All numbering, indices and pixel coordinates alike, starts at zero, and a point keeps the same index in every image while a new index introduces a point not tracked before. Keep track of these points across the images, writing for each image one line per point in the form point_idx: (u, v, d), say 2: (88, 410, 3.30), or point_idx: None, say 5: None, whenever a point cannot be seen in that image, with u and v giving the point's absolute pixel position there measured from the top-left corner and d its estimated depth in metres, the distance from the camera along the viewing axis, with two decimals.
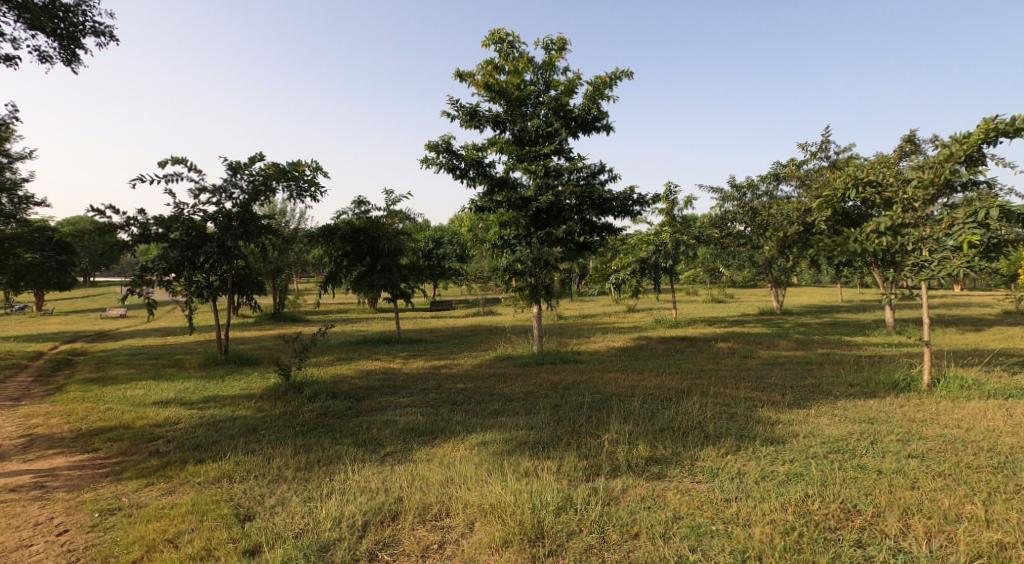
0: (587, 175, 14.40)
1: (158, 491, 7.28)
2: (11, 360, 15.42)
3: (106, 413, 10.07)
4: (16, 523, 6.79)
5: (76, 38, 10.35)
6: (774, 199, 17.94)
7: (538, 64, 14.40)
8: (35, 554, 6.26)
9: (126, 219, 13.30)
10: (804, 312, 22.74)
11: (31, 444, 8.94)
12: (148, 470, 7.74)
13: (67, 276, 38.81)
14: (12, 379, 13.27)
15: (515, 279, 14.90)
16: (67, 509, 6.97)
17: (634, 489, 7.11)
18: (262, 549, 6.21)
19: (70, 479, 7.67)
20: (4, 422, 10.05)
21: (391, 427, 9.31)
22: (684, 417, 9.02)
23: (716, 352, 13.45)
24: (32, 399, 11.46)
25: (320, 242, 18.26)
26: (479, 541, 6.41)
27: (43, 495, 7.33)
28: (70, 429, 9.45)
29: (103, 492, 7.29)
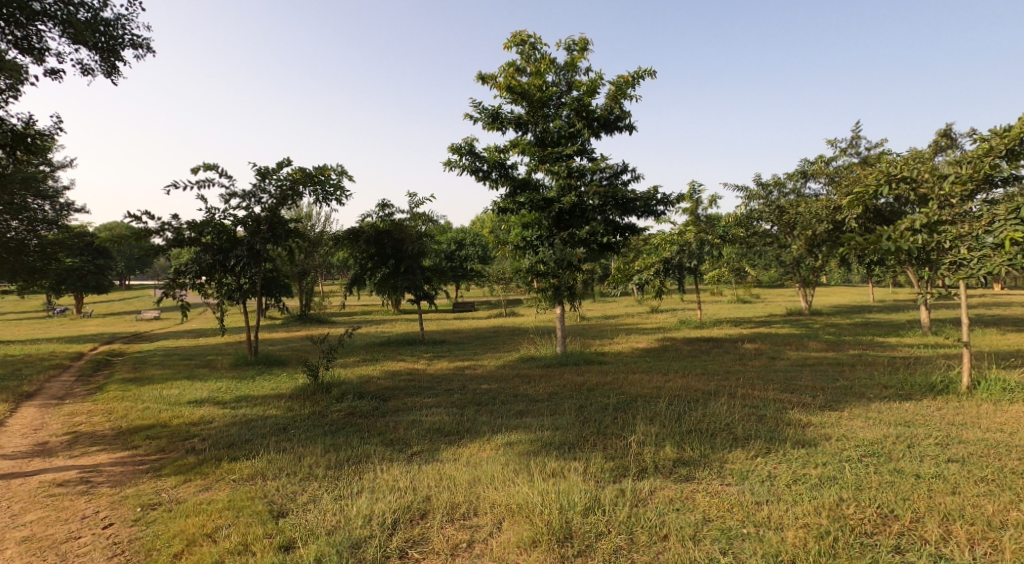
0: (610, 175, 14.38)
1: (195, 487, 7.42)
2: (53, 361, 15.84)
3: (143, 412, 10.29)
4: (64, 516, 6.98)
5: (116, 51, 10.62)
6: (802, 197, 17.73)
7: (560, 65, 14.41)
8: (82, 547, 6.43)
9: (160, 224, 13.58)
10: (835, 312, 22.42)
11: (75, 441, 9.19)
12: (185, 467, 7.91)
13: (106, 281, 39.65)
14: (53, 379, 13.63)
15: (538, 279, 14.93)
16: (110, 504, 7.15)
17: (662, 491, 7.10)
18: (296, 545, 6.31)
19: (112, 475, 7.86)
20: (49, 420, 10.33)
21: (418, 427, 9.38)
22: (712, 419, 8.97)
23: (743, 353, 13.35)
24: (74, 398, 11.77)
25: (345, 244, 18.49)
26: (509, 540, 6.45)
27: (87, 489, 7.53)
28: (111, 427, 9.69)
29: (144, 488, 7.45)
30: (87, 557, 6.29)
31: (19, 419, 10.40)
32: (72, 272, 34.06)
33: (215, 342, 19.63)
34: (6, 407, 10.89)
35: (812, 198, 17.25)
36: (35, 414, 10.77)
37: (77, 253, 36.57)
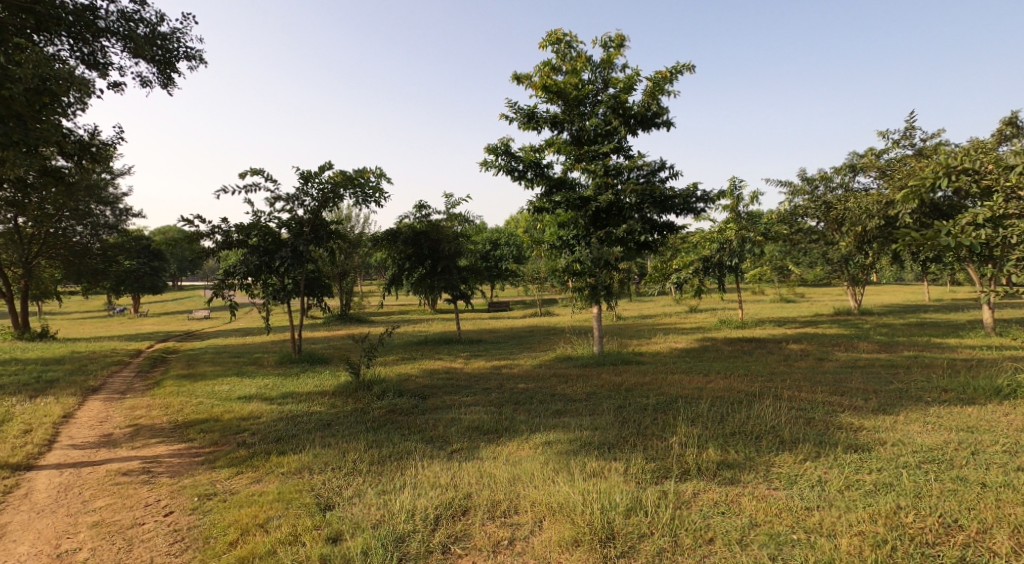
0: (647, 173, 14.21)
1: (247, 479, 7.58)
2: (112, 357, 16.39)
3: (197, 406, 10.57)
4: (129, 503, 7.21)
5: (172, 63, 10.98)
6: (850, 191, 17.18)
7: (596, 62, 14.26)
8: (146, 532, 6.63)
9: (210, 228, 13.93)
10: (886, 312, 21.66)
11: (136, 433, 9.49)
12: (237, 460, 8.08)
13: (162, 282, 41.05)
14: (114, 374, 14.11)
15: (573, 279, 14.88)
16: (171, 493, 7.36)
17: (706, 494, 6.97)
18: (343, 537, 6.38)
19: (171, 466, 8.08)
20: (111, 413, 10.67)
21: (457, 425, 9.39)
22: (756, 421, 8.75)
23: (788, 354, 12.99)
24: (134, 392, 12.15)
25: (383, 245, 18.68)
26: (550, 540, 6.40)
27: (149, 479, 7.75)
28: (168, 420, 9.97)
29: (200, 479, 7.65)
30: (151, 543, 6.48)
31: (86, 412, 10.78)
32: (126, 273, 35.45)
33: (261, 340, 20.08)
34: (72, 400, 11.30)
35: (862, 192, 16.64)
36: (98, 407, 11.15)
37: (133, 256, 38.11)
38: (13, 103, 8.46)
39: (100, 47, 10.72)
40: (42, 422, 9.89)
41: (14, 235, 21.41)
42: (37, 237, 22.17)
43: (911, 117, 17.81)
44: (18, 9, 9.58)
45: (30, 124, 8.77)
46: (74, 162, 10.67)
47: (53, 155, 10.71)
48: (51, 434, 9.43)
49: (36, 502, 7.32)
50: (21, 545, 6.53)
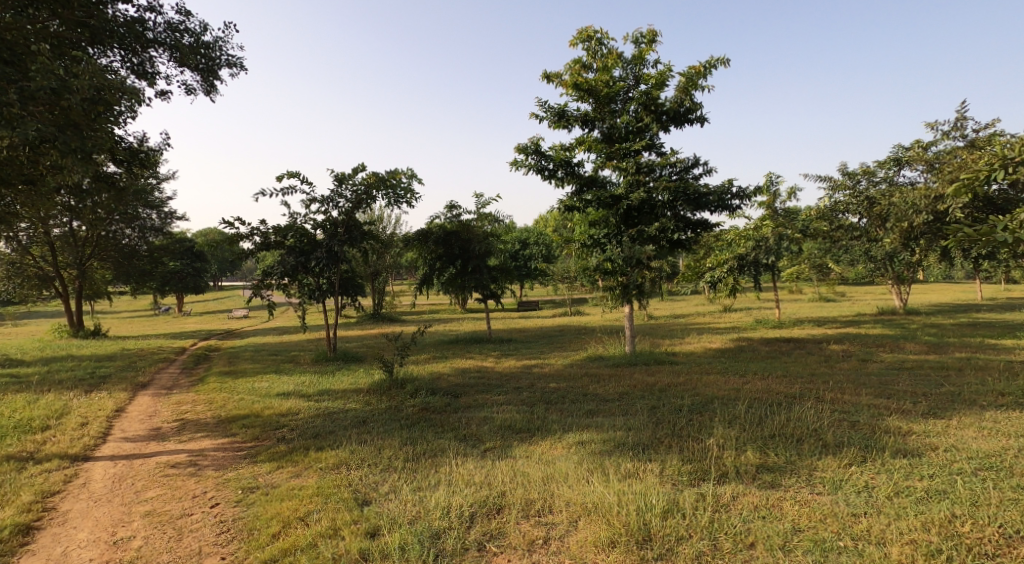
0: (680, 170, 13.97)
1: (287, 473, 7.66)
2: (158, 354, 16.78)
3: (238, 402, 10.72)
4: (177, 495, 7.36)
5: (214, 71, 11.30)
6: (895, 185, 16.70)
7: (627, 59, 14.08)
8: (194, 523, 6.76)
9: (249, 230, 14.15)
10: (933, 312, 20.92)
11: (183, 427, 9.67)
12: (278, 454, 8.16)
13: (204, 283, 41.91)
14: (160, 371, 14.44)
15: (604, 278, 14.78)
16: (217, 485, 7.48)
17: (746, 497, 6.81)
18: (381, 532, 6.40)
19: (216, 460, 8.22)
20: (160, 407, 10.90)
21: (489, 424, 9.34)
22: (797, 423, 8.51)
23: (829, 355, 12.62)
24: (180, 388, 12.41)
25: (414, 245, 18.75)
26: (585, 541, 6.31)
27: (196, 471, 7.89)
28: (213, 415, 10.15)
29: (243, 472, 7.76)
30: (199, 533, 6.60)
31: (136, 406, 11.03)
32: (170, 275, 36.48)
33: (297, 339, 20.34)
34: (123, 395, 11.57)
35: (909, 186, 16.01)
36: (147, 402, 11.40)
37: (177, 258, 39.13)
38: (70, 112, 8.69)
39: (148, 57, 11.05)
40: (96, 416, 10.15)
41: (68, 238, 22.39)
42: (89, 240, 23.12)
43: (962, 107, 16.36)
44: (73, 22, 9.95)
45: (86, 132, 9.01)
46: (124, 168, 11.00)
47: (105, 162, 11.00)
48: (104, 427, 9.65)
49: (92, 492, 7.49)
50: (79, 532, 6.69)
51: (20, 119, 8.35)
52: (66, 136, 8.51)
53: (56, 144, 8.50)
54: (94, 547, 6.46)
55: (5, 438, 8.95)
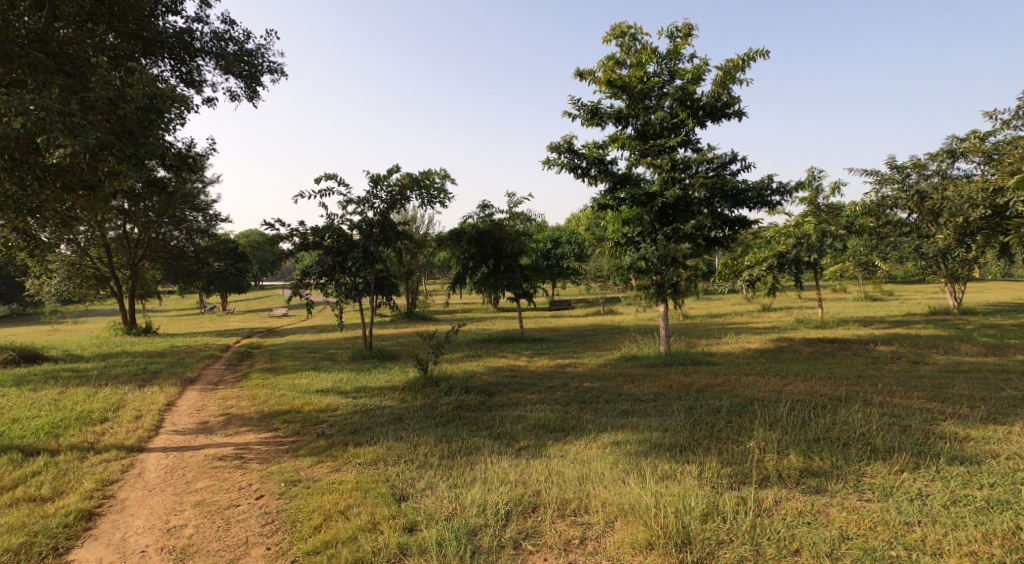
0: (717, 166, 13.63)
1: (327, 468, 7.67)
2: (204, 351, 17.11)
3: (280, 398, 10.81)
4: (225, 486, 7.43)
5: (257, 77, 11.73)
6: (948, 178, 16.09)
7: (662, 54, 13.81)
8: (240, 513, 6.82)
9: (289, 231, 14.29)
10: (989, 312, 19.99)
11: (229, 421, 9.79)
12: (318, 449, 8.19)
13: (247, 282, 42.85)
14: (207, 367, 14.70)
15: (638, 276, 14.59)
16: (262, 477, 7.54)
17: (790, 502, 6.59)
18: (419, 528, 6.37)
19: (260, 453, 8.29)
20: (206, 402, 11.07)
21: (523, 423, 9.21)
22: (844, 426, 8.19)
23: (877, 356, 12.18)
24: (225, 384, 12.61)
25: (447, 245, 18.76)
26: (622, 542, 6.18)
27: (242, 464, 7.97)
28: (257, 410, 10.26)
29: (285, 466, 7.79)
30: (245, 523, 6.65)
31: (185, 400, 11.23)
32: (215, 275, 37.41)
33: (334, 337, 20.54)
34: (173, 389, 11.81)
35: (964, 179, 15.32)
36: (195, 396, 11.60)
37: (222, 258, 40.12)
38: (126, 120, 8.99)
39: (196, 66, 11.37)
40: (150, 409, 10.35)
41: (124, 240, 23.10)
42: (141, 242, 23.94)
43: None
44: (128, 35, 10.33)
45: (140, 139, 9.23)
46: (173, 172, 11.05)
47: (156, 166, 11.17)
48: (156, 420, 9.83)
49: (147, 481, 7.63)
50: (136, 519, 6.81)
51: (80, 128, 8.46)
52: (123, 143, 8.80)
53: (113, 151, 8.80)
54: (150, 534, 6.57)
55: (66, 429, 9.19)
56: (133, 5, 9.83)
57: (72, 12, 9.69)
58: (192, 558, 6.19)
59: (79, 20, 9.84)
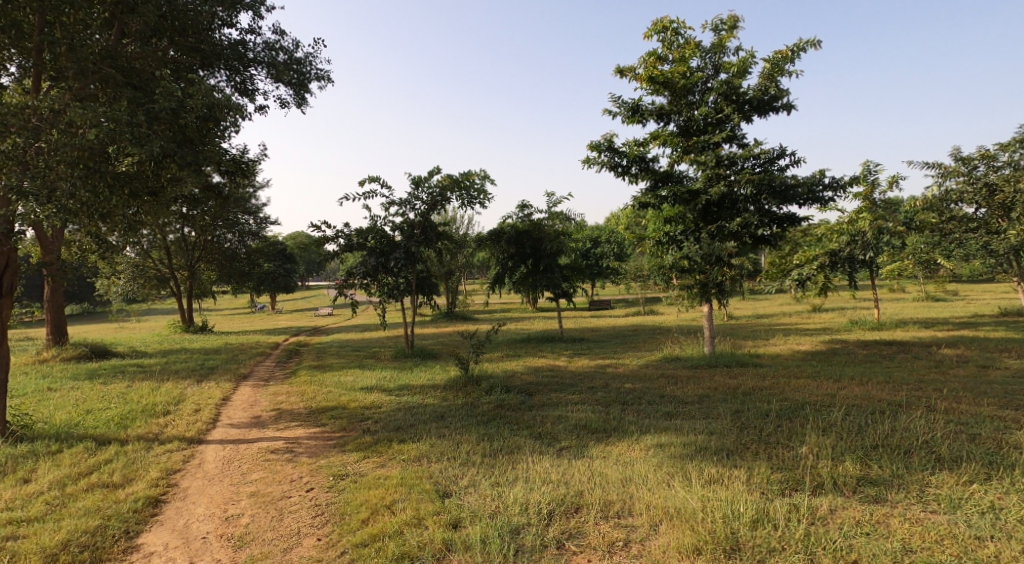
0: (764, 162, 13.19)
1: (373, 463, 7.63)
2: (255, 349, 17.43)
3: (326, 394, 10.87)
4: (277, 478, 7.46)
5: (305, 84, 11.84)
6: (1020, 171, 15.19)
7: (706, 47, 13.43)
8: (292, 504, 6.84)
9: (334, 233, 14.43)
10: None
11: (279, 416, 9.88)
12: (364, 444, 8.17)
13: (294, 282, 43.72)
14: (258, 364, 14.94)
15: (681, 276, 14.19)
16: (312, 471, 7.55)
17: (846, 511, 6.27)
18: (463, 524, 6.26)
19: (310, 447, 8.32)
20: (259, 397, 11.22)
21: (564, 423, 9.03)
22: (904, 433, 7.75)
23: (941, 360, 11.57)
24: (275, 380, 12.77)
25: (487, 245, 18.71)
26: (667, 547, 5.96)
27: (293, 457, 8.01)
28: (305, 406, 10.32)
29: (334, 460, 7.79)
30: (296, 515, 6.66)
31: (239, 395, 11.41)
32: (265, 276, 38.34)
33: (377, 336, 20.67)
34: (227, 384, 12.02)
35: None
36: (247, 391, 11.76)
37: (272, 259, 41.09)
38: (186, 129, 9.14)
39: (249, 76, 11.49)
40: (207, 403, 10.54)
41: (182, 242, 24.13)
42: (198, 244, 24.84)
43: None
44: (187, 47, 10.45)
45: (200, 147, 9.34)
46: (229, 178, 11.20)
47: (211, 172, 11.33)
48: (214, 414, 9.99)
49: (206, 471, 7.72)
50: (197, 506, 6.89)
51: (146, 137, 8.61)
52: (184, 151, 8.93)
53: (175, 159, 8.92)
54: (210, 521, 6.62)
55: (133, 420, 9.40)
56: (193, 19, 9.95)
57: (138, 29, 9.83)
58: (249, 547, 6.20)
59: (144, 36, 9.93)
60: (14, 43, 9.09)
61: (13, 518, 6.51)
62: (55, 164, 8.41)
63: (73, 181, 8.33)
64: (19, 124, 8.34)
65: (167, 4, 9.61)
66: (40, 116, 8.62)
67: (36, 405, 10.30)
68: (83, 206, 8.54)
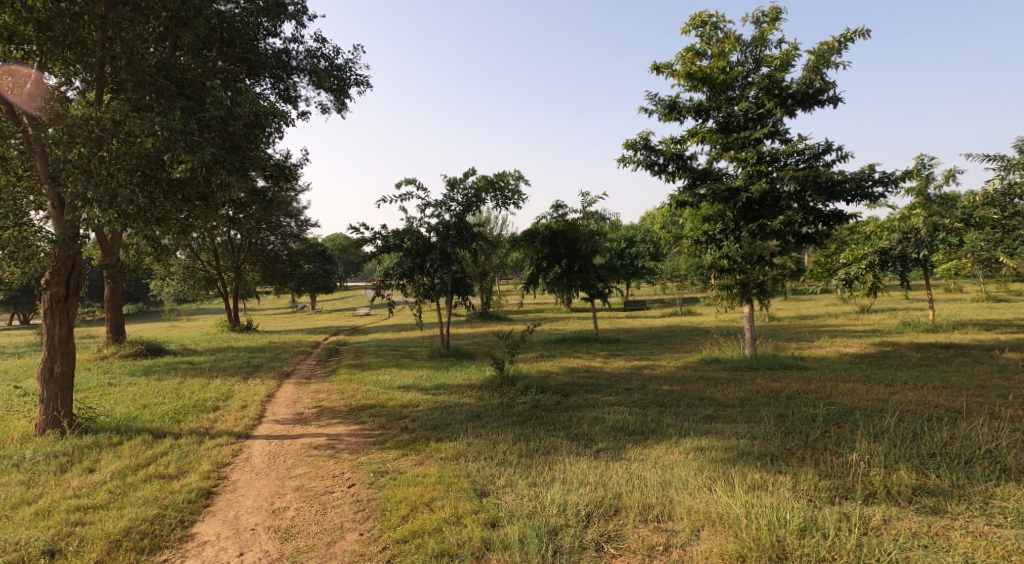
0: (809, 158, 12.73)
1: (412, 461, 7.55)
2: (298, 347, 17.63)
3: (365, 393, 10.85)
4: (319, 474, 7.42)
5: (345, 89, 11.86)
6: None
7: (746, 41, 13.03)
8: (336, 499, 6.79)
9: (372, 234, 14.44)
10: None
11: (321, 413, 9.89)
12: (402, 442, 8.09)
13: (332, 283, 44.26)
14: (300, 362, 15.07)
15: (721, 276, 13.75)
16: (353, 467, 7.50)
17: (901, 522, 5.93)
18: (501, 523, 6.11)
19: (350, 444, 8.28)
20: (301, 394, 11.29)
21: (601, 425, 8.81)
22: (965, 441, 7.31)
23: (1002, 364, 10.98)
24: (316, 378, 12.84)
25: (521, 245, 18.54)
26: (710, 553, 5.72)
27: (335, 453, 7.98)
28: (345, 404, 10.32)
29: (373, 457, 7.73)
30: (339, 509, 6.60)
31: (282, 392, 11.50)
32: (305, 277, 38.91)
33: (414, 335, 20.72)
34: (271, 382, 12.12)
35: None
36: (290, 389, 11.84)
37: (311, 260, 41.67)
38: (234, 135, 9.22)
39: (292, 83, 11.52)
40: (253, 400, 10.63)
41: (229, 245, 24.48)
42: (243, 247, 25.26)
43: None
44: (235, 58, 10.41)
45: (247, 153, 9.38)
46: (273, 182, 11.25)
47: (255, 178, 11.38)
48: (260, 410, 10.06)
49: (254, 465, 7.74)
50: (246, 499, 6.89)
51: (196, 145, 8.66)
52: (233, 157, 8.96)
53: (224, 166, 8.96)
54: (258, 513, 6.61)
55: (186, 415, 9.53)
56: (241, 29, 10.13)
57: (190, 42, 9.61)
58: (295, 539, 6.16)
59: (196, 48, 9.78)
60: (79, 60, 9.14)
61: (79, 505, 6.60)
62: (115, 172, 8.52)
63: (132, 188, 8.44)
64: (84, 135, 8.47)
65: (216, 16, 9.72)
66: (102, 127, 8.75)
67: (98, 399, 10.56)
68: (141, 212, 8.64)
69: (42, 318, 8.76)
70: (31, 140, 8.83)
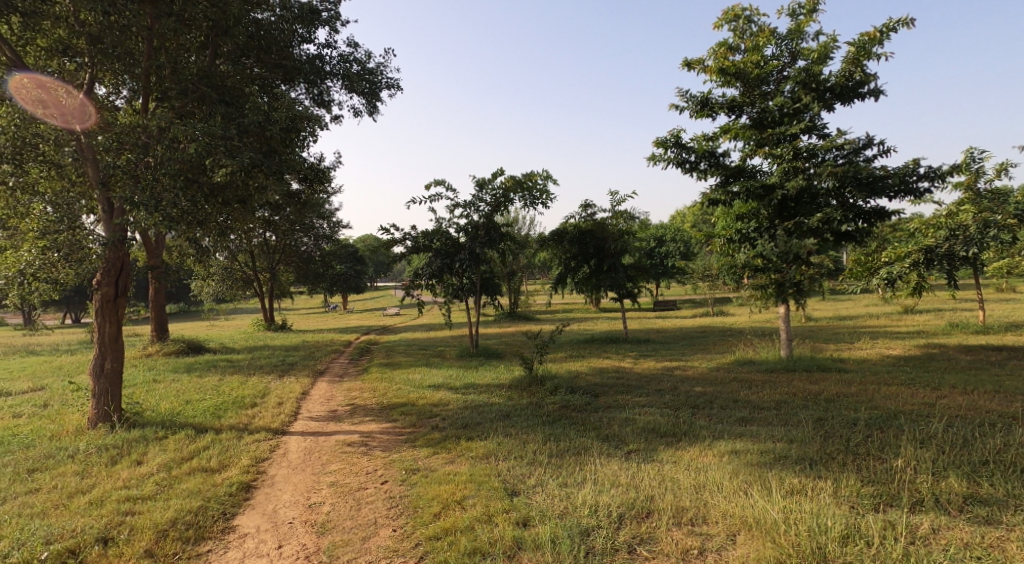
0: (848, 153, 12.29)
1: (442, 459, 7.44)
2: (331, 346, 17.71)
3: (396, 391, 10.80)
4: (352, 471, 7.36)
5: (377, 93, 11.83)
6: None
7: (782, 34, 12.64)
8: (368, 496, 6.71)
9: (401, 234, 14.41)
10: None
11: (354, 411, 9.86)
12: (433, 440, 7.99)
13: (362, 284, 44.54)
14: (334, 360, 15.13)
15: (755, 275, 13.37)
16: (385, 464, 7.42)
17: (951, 532, 5.62)
18: (532, 523, 5.95)
19: (382, 441, 8.21)
20: (334, 392, 11.29)
21: (632, 426, 8.58)
22: (1019, 449, 6.90)
23: None
24: (348, 376, 12.85)
25: (549, 244, 18.36)
26: (747, 558, 5.49)
27: (368, 450, 7.91)
28: (377, 402, 10.28)
29: (404, 455, 7.64)
30: (371, 506, 6.52)
31: (316, 390, 11.52)
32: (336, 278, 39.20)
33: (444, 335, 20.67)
34: (305, 380, 12.16)
35: None
36: (323, 387, 11.85)
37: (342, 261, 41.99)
38: (272, 140, 9.19)
39: (326, 88, 11.56)
40: (288, 397, 10.66)
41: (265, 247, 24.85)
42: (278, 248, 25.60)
43: None
44: (271, 64, 10.37)
45: (284, 156, 9.35)
46: (307, 184, 11.25)
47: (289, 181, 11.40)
48: (295, 407, 10.06)
49: (290, 460, 7.71)
50: (283, 493, 6.86)
51: (236, 149, 8.66)
52: (271, 161, 8.93)
53: (263, 170, 8.94)
54: (295, 508, 6.57)
55: (226, 411, 9.58)
56: (278, 37, 10.13)
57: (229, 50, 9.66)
58: (331, 533, 6.10)
59: (234, 55, 9.87)
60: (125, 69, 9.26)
61: (129, 495, 6.64)
62: (161, 176, 8.58)
63: (176, 192, 8.48)
64: (131, 142, 8.69)
65: (254, 24, 9.80)
66: (147, 134, 8.86)
67: (145, 394, 10.71)
68: (185, 215, 8.69)
69: (93, 318, 8.94)
70: (83, 147, 8.88)
